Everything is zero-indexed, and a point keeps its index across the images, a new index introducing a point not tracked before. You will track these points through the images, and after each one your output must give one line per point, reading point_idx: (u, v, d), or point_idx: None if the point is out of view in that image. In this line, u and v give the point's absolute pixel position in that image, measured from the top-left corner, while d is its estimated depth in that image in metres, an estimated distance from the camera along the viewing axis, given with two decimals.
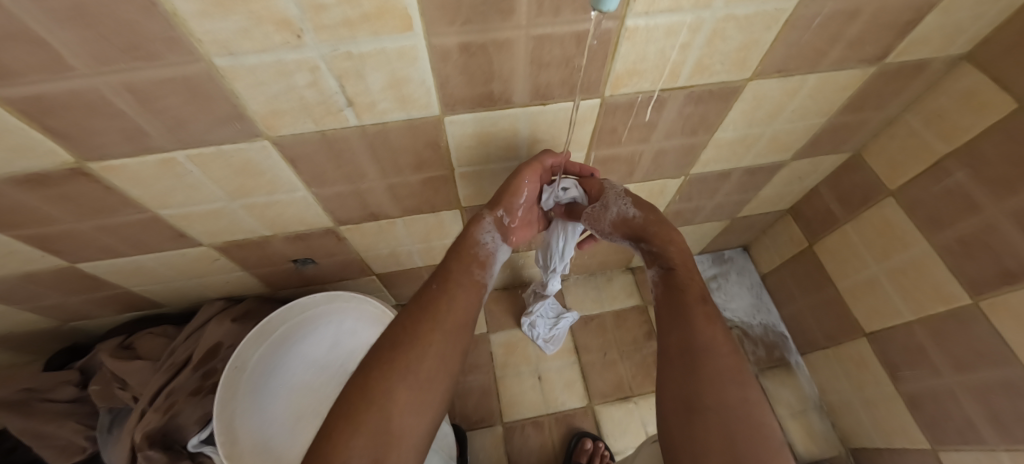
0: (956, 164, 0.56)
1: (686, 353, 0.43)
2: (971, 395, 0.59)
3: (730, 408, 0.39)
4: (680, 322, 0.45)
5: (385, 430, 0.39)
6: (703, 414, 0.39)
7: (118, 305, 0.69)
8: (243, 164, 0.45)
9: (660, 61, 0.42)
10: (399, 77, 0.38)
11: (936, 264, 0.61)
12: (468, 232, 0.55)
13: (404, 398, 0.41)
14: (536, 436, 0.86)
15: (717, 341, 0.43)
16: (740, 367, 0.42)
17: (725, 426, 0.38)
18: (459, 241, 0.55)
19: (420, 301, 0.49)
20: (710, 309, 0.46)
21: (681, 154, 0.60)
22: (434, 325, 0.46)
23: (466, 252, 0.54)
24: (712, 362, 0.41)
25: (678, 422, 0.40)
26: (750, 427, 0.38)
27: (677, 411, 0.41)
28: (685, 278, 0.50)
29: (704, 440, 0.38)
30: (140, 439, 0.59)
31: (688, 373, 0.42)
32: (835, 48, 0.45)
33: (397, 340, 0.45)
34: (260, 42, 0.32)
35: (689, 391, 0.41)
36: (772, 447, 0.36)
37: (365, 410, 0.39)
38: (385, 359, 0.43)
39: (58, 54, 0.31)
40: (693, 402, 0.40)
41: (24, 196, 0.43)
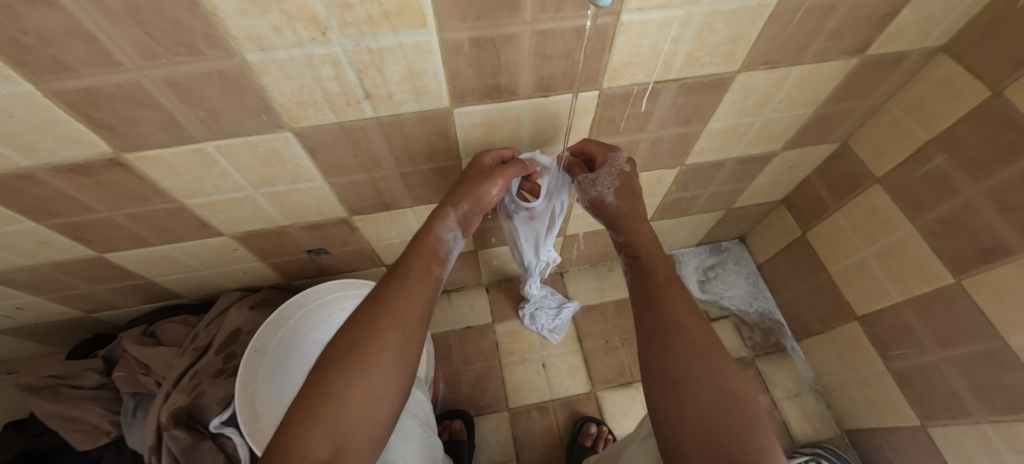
0: (936, 149, 0.59)
1: (654, 335, 0.43)
2: (955, 368, 0.63)
3: (699, 383, 0.38)
4: (647, 307, 0.46)
5: (344, 421, 0.38)
6: (678, 393, 0.39)
7: (140, 294, 0.72)
8: (268, 153, 0.49)
9: (653, 53, 0.46)
10: (415, 70, 0.41)
11: (919, 245, 0.64)
12: (427, 225, 0.52)
13: (359, 392, 0.39)
14: (541, 420, 0.88)
15: (683, 320, 0.43)
16: (709, 343, 0.41)
17: (696, 400, 0.37)
18: (419, 233, 0.52)
19: (378, 293, 0.46)
20: (678, 291, 0.46)
21: (676, 143, 0.64)
22: (390, 319, 0.44)
23: (426, 246, 0.51)
24: (679, 341, 0.41)
25: (653, 404, 0.40)
26: (722, 396, 0.37)
27: (652, 392, 0.41)
28: (651, 264, 0.50)
29: (677, 418, 0.38)
30: (166, 417, 0.66)
31: (658, 354, 0.41)
32: (816, 40, 0.48)
33: (351, 334, 0.42)
34: (289, 38, 0.35)
35: (659, 370, 0.41)
36: (744, 412, 0.36)
37: (320, 405, 0.38)
38: (342, 350, 0.41)
39: (109, 50, 0.33)
40: (662, 381, 0.40)
41: (65, 186, 0.46)
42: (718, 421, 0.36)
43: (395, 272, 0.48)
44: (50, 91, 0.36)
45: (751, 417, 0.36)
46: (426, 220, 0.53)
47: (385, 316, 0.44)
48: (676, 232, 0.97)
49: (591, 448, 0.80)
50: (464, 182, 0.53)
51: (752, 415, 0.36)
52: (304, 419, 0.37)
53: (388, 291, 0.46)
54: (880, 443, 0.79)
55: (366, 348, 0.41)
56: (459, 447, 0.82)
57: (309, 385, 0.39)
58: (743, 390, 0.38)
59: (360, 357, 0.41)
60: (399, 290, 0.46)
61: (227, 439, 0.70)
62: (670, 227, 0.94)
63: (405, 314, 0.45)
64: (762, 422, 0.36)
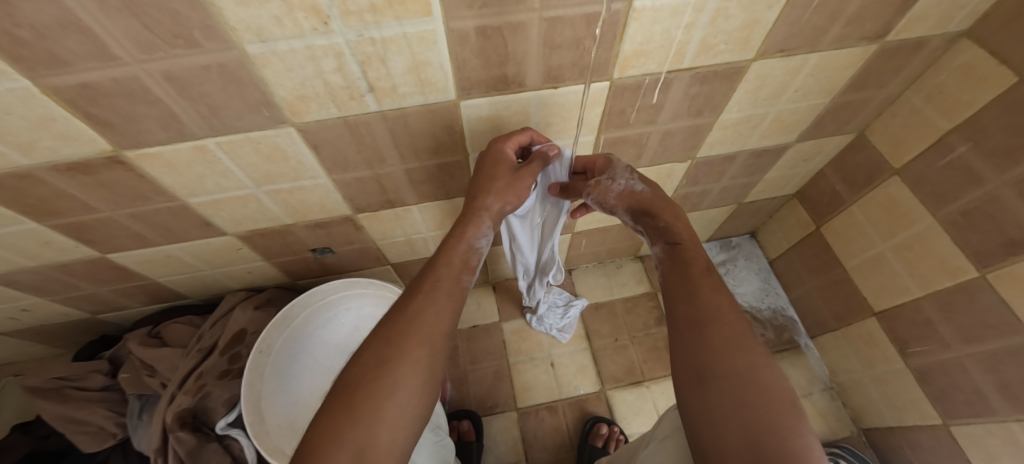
0: (959, 138, 0.57)
1: (689, 325, 0.40)
2: (979, 365, 0.61)
3: (740, 379, 0.35)
4: (687, 294, 0.42)
5: (376, 443, 0.35)
6: (714, 389, 0.36)
7: (144, 296, 0.72)
8: (270, 150, 0.47)
9: (666, 41, 0.44)
10: (419, 61, 0.40)
11: (940, 238, 0.62)
12: (458, 230, 0.52)
13: (374, 403, 0.37)
14: (549, 420, 0.87)
15: (723, 311, 0.40)
16: (747, 337, 0.38)
17: (737, 396, 0.34)
18: (448, 238, 0.51)
19: (406, 303, 0.45)
20: (715, 281, 0.43)
21: (688, 135, 0.62)
22: (419, 335, 0.42)
23: (454, 253, 0.50)
24: (718, 333, 0.38)
25: (688, 402, 0.37)
26: (763, 394, 0.34)
27: (689, 387, 0.37)
28: (692, 252, 0.46)
29: (718, 414, 0.34)
30: (171, 419, 0.65)
31: (695, 346, 0.39)
32: (835, 25, 0.46)
33: (377, 349, 0.41)
34: (290, 28, 0.34)
35: (698, 364, 0.38)
36: (791, 414, 0.33)
37: (342, 419, 0.36)
38: (362, 370, 0.39)
39: (105, 44, 0.32)
40: (699, 376, 0.37)
41: (66, 185, 0.46)
42: (763, 420, 0.32)
43: (424, 280, 0.47)
44: (46, 87, 0.35)
45: (797, 420, 0.33)
46: (454, 227, 0.52)
47: (412, 330, 0.42)
48: None
49: (602, 449, 0.79)
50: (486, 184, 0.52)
51: (796, 411, 0.33)
52: (330, 437, 0.35)
53: (415, 300, 0.45)
54: (900, 442, 0.77)
55: (394, 365, 0.39)
56: (468, 448, 0.81)
57: (334, 400, 0.37)
58: (786, 390, 0.35)
59: (382, 367, 0.39)
60: (428, 301, 0.45)
61: (234, 440, 0.70)
62: None
63: (433, 329, 0.43)
64: (808, 425, 0.33)
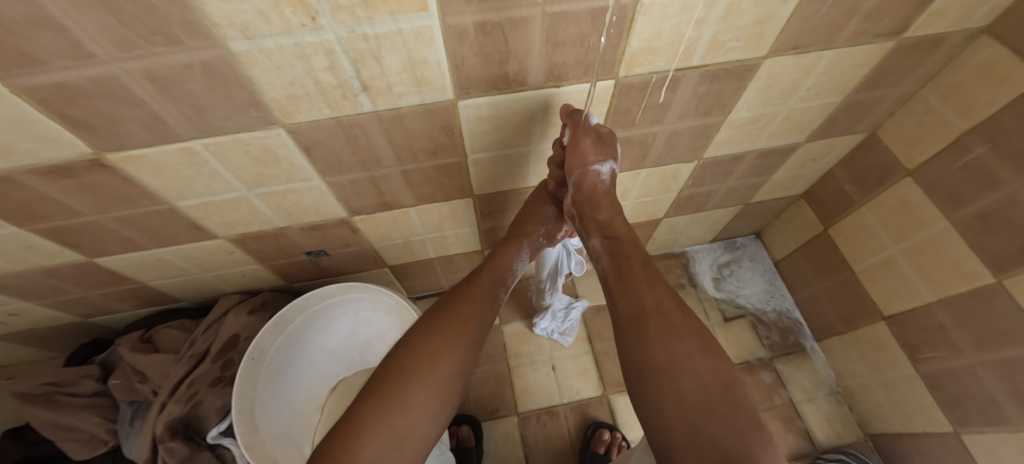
0: (976, 139, 0.55)
1: (631, 321, 0.43)
2: (993, 373, 0.59)
3: (679, 366, 0.37)
4: (627, 292, 0.45)
5: (411, 433, 0.41)
6: (654, 382, 0.38)
7: (136, 299, 0.70)
8: (260, 151, 0.45)
9: (675, 37, 0.42)
10: (415, 59, 0.38)
11: (955, 241, 0.60)
12: (503, 248, 0.60)
13: (417, 399, 0.42)
14: (550, 425, 0.86)
15: (660, 303, 0.42)
16: (686, 325, 0.40)
17: (674, 385, 0.37)
18: (494, 254, 0.59)
19: (449, 305, 0.51)
20: (651, 273, 0.46)
21: (694, 135, 0.60)
22: (461, 335, 0.48)
23: (499, 265, 0.58)
24: (656, 325, 0.41)
25: (638, 398, 0.39)
26: (701, 381, 0.36)
27: (635, 384, 0.40)
28: (629, 246, 0.51)
29: (661, 406, 0.37)
30: (161, 429, 0.64)
31: (637, 342, 0.41)
32: (852, 21, 0.44)
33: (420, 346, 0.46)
34: (277, 24, 0.32)
35: (638, 360, 0.40)
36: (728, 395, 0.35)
37: (388, 412, 0.40)
38: (410, 360, 0.44)
39: (79, 41, 0.30)
40: (639, 371, 0.39)
41: (47, 188, 0.44)
42: (699, 404, 0.35)
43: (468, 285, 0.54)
44: (19, 87, 0.32)
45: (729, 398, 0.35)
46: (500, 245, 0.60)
47: (455, 331, 0.48)
48: (690, 228, 0.93)
49: (604, 455, 0.78)
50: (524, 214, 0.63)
51: (734, 394, 0.35)
52: (373, 421, 0.40)
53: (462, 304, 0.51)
54: (908, 449, 0.76)
55: (439, 363, 0.45)
56: (468, 454, 0.80)
57: (373, 394, 0.42)
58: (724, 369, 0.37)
59: (424, 361, 0.44)
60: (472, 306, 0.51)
61: (225, 449, 0.70)
62: (684, 223, 0.90)
63: (473, 330, 0.49)
64: (746, 406, 0.34)
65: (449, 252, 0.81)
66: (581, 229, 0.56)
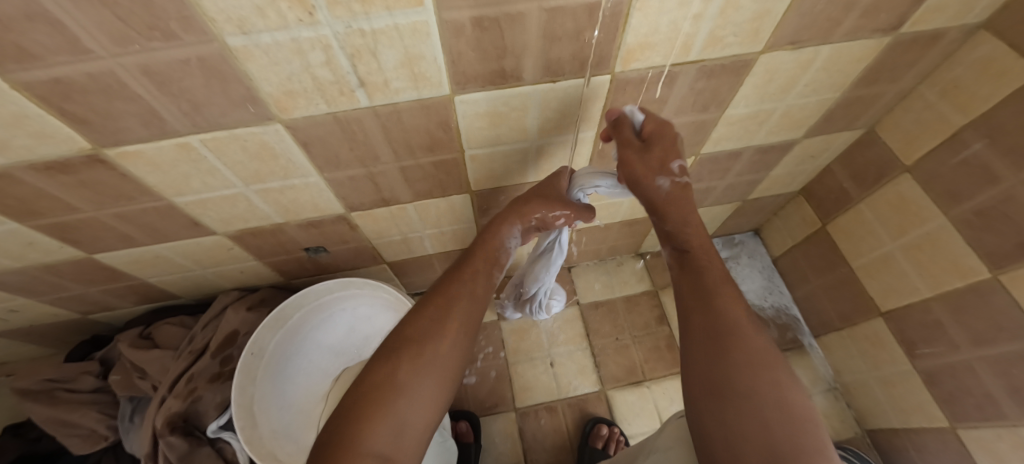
0: (974, 134, 0.55)
1: (711, 338, 0.40)
2: (989, 368, 0.59)
3: (763, 396, 0.36)
4: (704, 305, 0.42)
5: (410, 421, 0.39)
6: (734, 408, 0.36)
7: (135, 296, 0.70)
8: (258, 147, 0.46)
9: (672, 33, 0.42)
10: (412, 54, 0.38)
11: (952, 237, 0.60)
12: (494, 226, 0.54)
13: (407, 384, 0.40)
14: (549, 421, 0.86)
15: (743, 325, 0.40)
16: (768, 353, 0.39)
17: (758, 414, 0.35)
18: (484, 232, 0.54)
19: (445, 289, 0.48)
20: (734, 289, 0.43)
21: (693, 131, 0.60)
22: (454, 321, 0.45)
23: (489, 247, 0.52)
24: (741, 349, 0.38)
25: (708, 416, 0.38)
26: (784, 415, 0.35)
27: (706, 403, 0.38)
28: (703, 257, 0.46)
29: (739, 433, 0.35)
30: (161, 424, 0.64)
31: (715, 362, 0.39)
32: (849, 17, 0.44)
33: (410, 331, 0.44)
34: (274, 19, 0.31)
35: (716, 380, 0.38)
36: (814, 438, 0.34)
37: (382, 398, 0.39)
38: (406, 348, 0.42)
39: (76, 37, 0.30)
40: (717, 392, 0.38)
41: (45, 185, 0.44)
42: (785, 440, 0.34)
43: (459, 269, 0.50)
44: (17, 83, 0.33)
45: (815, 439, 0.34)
46: (495, 219, 0.54)
47: (450, 317, 0.45)
48: None
49: (603, 451, 0.79)
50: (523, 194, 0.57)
51: (817, 432, 0.34)
52: (371, 408, 0.38)
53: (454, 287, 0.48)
54: (905, 445, 0.76)
55: (429, 352, 0.42)
56: (466, 450, 0.80)
57: (366, 379, 0.41)
58: (802, 403, 0.37)
59: (421, 346, 0.43)
60: (463, 289, 0.48)
61: (226, 443, 0.70)
62: None
63: (467, 317, 0.46)
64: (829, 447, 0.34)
65: (447, 249, 0.81)
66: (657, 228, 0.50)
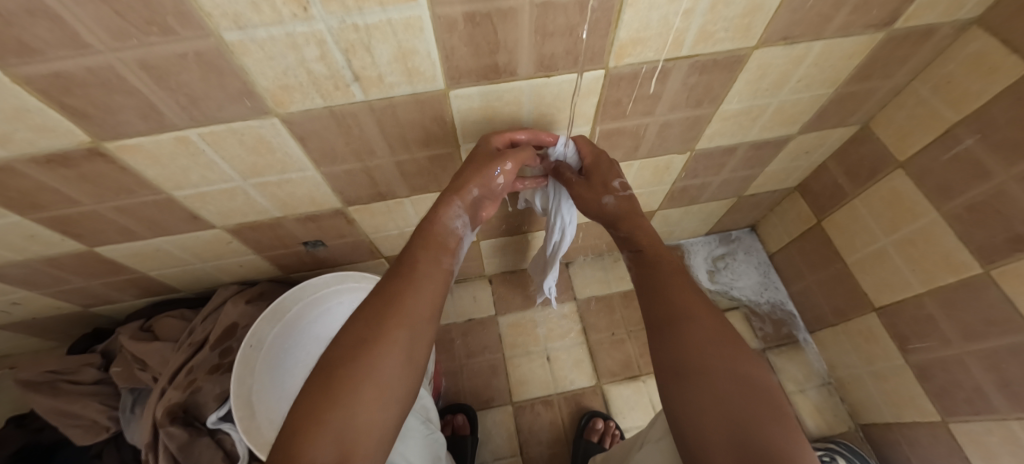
0: (966, 130, 0.55)
1: (665, 324, 0.42)
2: (980, 362, 0.59)
3: (716, 370, 0.37)
4: (658, 296, 0.45)
5: (357, 424, 0.36)
6: (692, 385, 0.37)
7: (135, 289, 0.71)
8: (255, 141, 0.46)
9: (663, 28, 0.42)
10: (405, 49, 0.38)
11: (945, 232, 0.61)
12: (433, 214, 0.51)
13: (352, 389, 0.37)
14: (544, 414, 0.87)
15: (694, 307, 0.43)
16: (721, 330, 0.40)
17: (714, 388, 0.36)
18: (424, 223, 0.51)
19: (385, 287, 0.45)
20: (685, 279, 0.46)
21: (686, 127, 0.60)
22: (399, 317, 0.42)
23: (433, 237, 0.50)
24: (692, 329, 0.40)
25: (672, 398, 0.39)
26: (741, 384, 0.36)
27: (668, 385, 0.39)
28: (654, 255, 0.51)
29: (698, 408, 0.36)
30: (162, 414, 0.65)
31: (670, 344, 0.41)
32: (840, 12, 0.44)
33: (356, 332, 0.41)
34: (269, 14, 0.32)
35: (674, 360, 0.40)
36: (769, 401, 0.35)
37: (327, 406, 0.36)
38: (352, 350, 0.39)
39: (76, 31, 0.31)
40: (676, 372, 0.39)
41: (46, 177, 0.44)
42: (741, 408, 0.34)
43: (404, 264, 0.48)
44: (18, 76, 0.33)
45: (770, 403, 0.35)
46: (432, 206, 0.51)
47: (393, 313, 0.42)
48: (685, 221, 0.94)
49: (598, 444, 0.79)
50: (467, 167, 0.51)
51: (774, 400, 0.35)
52: (313, 419, 0.35)
53: (398, 282, 0.45)
54: (897, 439, 0.77)
55: (374, 347, 0.39)
56: (462, 443, 0.81)
57: (314, 384, 0.37)
58: (761, 374, 0.37)
59: (366, 343, 0.40)
60: (406, 284, 0.45)
61: (225, 435, 0.70)
62: (679, 215, 0.90)
63: (413, 311, 0.43)
64: (789, 415, 0.34)
65: None
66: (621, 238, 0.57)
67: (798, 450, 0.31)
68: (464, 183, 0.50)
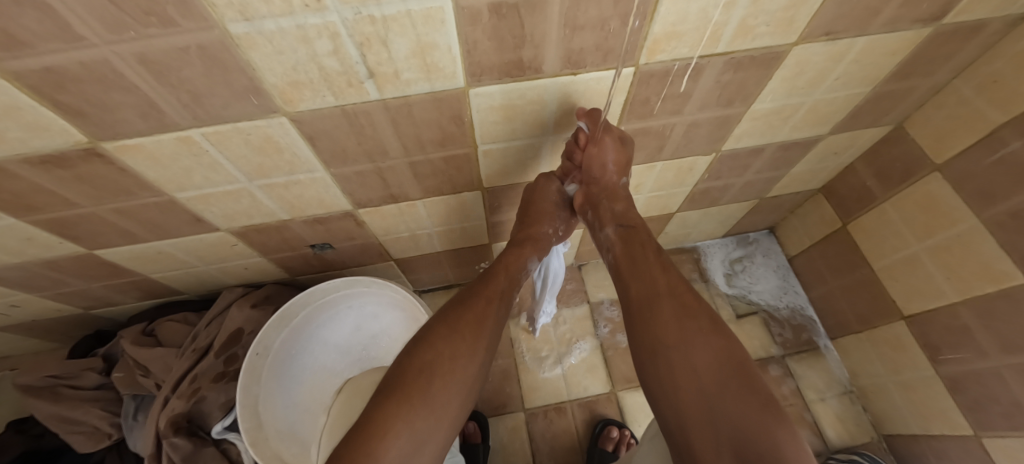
0: (1013, 132, 0.52)
1: (641, 304, 0.46)
2: (1019, 377, 0.57)
3: (689, 344, 0.41)
4: (637, 276, 0.49)
5: (427, 430, 0.40)
6: (666, 359, 0.42)
7: (138, 291, 0.69)
8: (261, 141, 0.43)
9: (701, 21, 0.39)
10: (425, 43, 0.35)
11: (985, 240, 0.58)
12: (517, 251, 0.60)
13: (440, 400, 0.42)
14: (558, 421, 0.85)
15: (669, 288, 0.46)
16: (696, 307, 0.44)
17: (687, 363, 0.40)
18: (507, 254, 0.60)
19: (463, 302, 0.50)
20: (662, 260, 0.50)
21: (714, 127, 0.57)
22: (477, 333, 0.48)
23: (512, 266, 0.58)
24: (666, 307, 0.44)
25: (649, 372, 0.43)
26: (713, 357, 0.40)
27: (645, 360, 0.43)
28: (638, 237, 0.54)
29: (674, 381, 0.40)
30: (164, 425, 0.63)
31: (647, 323, 0.45)
32: (891, 5, 0.41)
33: (428, 338, 0.46)
34: (276, 5, 0.29)
35: (650, 337, 0.44)
36: (738, 370, 0.39)
37: (406, 412, 0.40)
38: (432, 361, 0.44)
39: (67, 23, 0.28)
40: (652, 348, 0.43)
41: (41, 179, 0.42)
42: (710, 379, 0.39)
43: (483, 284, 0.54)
44: (7, 72, 0.30)
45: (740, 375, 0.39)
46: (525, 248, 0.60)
47: (473, 329, 0.48)
48: (703, 222, 0.91)
49: (613, 453, 0.78)
50: (535, 213, 0.61)
51: (743, 368, 0.39)
52: (396, 422, 0.39)
53: (479, 300, 0.51)
54: (924, 451, 0.75)
55: (452, 358, 0.44)
56: (474, 451, 0.80)
57: (392, 394, 0.41)
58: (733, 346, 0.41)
59: (448, 352, 0.45)
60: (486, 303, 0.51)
61: (230, 444, 0.69)
62: (697, 217, 0.87)
63: (490, 332, 0.49)
64: (754, 381, 0.38)
65: (456, 246, 0.79)
66: (594, 220, 0.59)
67: (766, 421, 0.35)
68: (534, 229, 0.61)
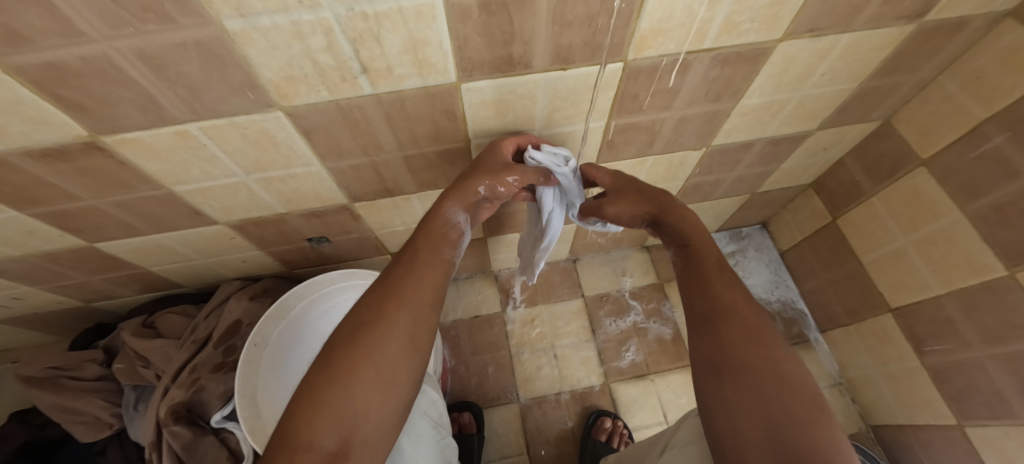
0: (996, 128, 0.53)
1: (703, 319, 0.40)
2: (1000, 367, 0.58)
3: (759, 370, 0.35)
4: (696, 289, 0.43)
5: (353, 408, 0.36)
6: (731, 385, 0.35)
7: (138, 285, 0.70)
8: (258, 135, 0.44)
9: (687, 18, 0.40)
10: (416, 39, 0.36)
11: (968, 233, 0.59)
12: (438, 203, 0.50)
13: (366, 375, 0.38)
14: (552, 412, 0.87)
15: (736, 304, 0.40)
16: (768, 332, 0.37)
17: (759, 388, 0.33)
18: (428, 214, 0.50)
19: (387, 275, 0.45)
20: (729, 276, 0.43)
21: (704, 122, 0.58)
22: (400, 301, 0.42)
23: (434, 225, 0.48)
24: (733, 326, 0.38)
25: (708, 397, 0.36)
26: (787, 386, 0.33)
27: (706, 383, 0.37)
28: (701, 249, 0.46)
29: (734, 407, 0.34)
30: (165, 413, 0.65)
31: (710, 341, 0.38)
32: (872, 2, 0.42)
33: (359, 316, 0.41)
34: (271, 2, 0.30)
35: (714, 358, 0.37)
36: (813, 404, 0.32)
37: (325, 389, 0.36)
38: (353, 337, 0.39)
39: (67, 18, 0.29)
40: (716, 369, 0.37)
41: (43, 172, 0.43)
42: (783, 411, 0.31)
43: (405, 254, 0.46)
44: (9, 66, 0.31)
45: (820, 408, 0.32)
46: (437, 200, 0.50)
47: (394, 299, 0.42)
48: None
49: (606, 444, 0.79)
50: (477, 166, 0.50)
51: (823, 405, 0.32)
52: (314, 399, 0.36)
53: (399, 269, 0.45)
54: (910, 441, 0.76)
55: (373, 330, 0.40)
56: (469, 441, 0.81)
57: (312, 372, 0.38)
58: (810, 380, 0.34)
59: (372, 325, 0.40)
60: (406, 269, 0.45)
61: (230, 433, 0.70)
62: None
63: (417, 296, 0.43)
64: (835, 419, 0.31)
65: None
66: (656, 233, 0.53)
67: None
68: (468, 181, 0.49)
